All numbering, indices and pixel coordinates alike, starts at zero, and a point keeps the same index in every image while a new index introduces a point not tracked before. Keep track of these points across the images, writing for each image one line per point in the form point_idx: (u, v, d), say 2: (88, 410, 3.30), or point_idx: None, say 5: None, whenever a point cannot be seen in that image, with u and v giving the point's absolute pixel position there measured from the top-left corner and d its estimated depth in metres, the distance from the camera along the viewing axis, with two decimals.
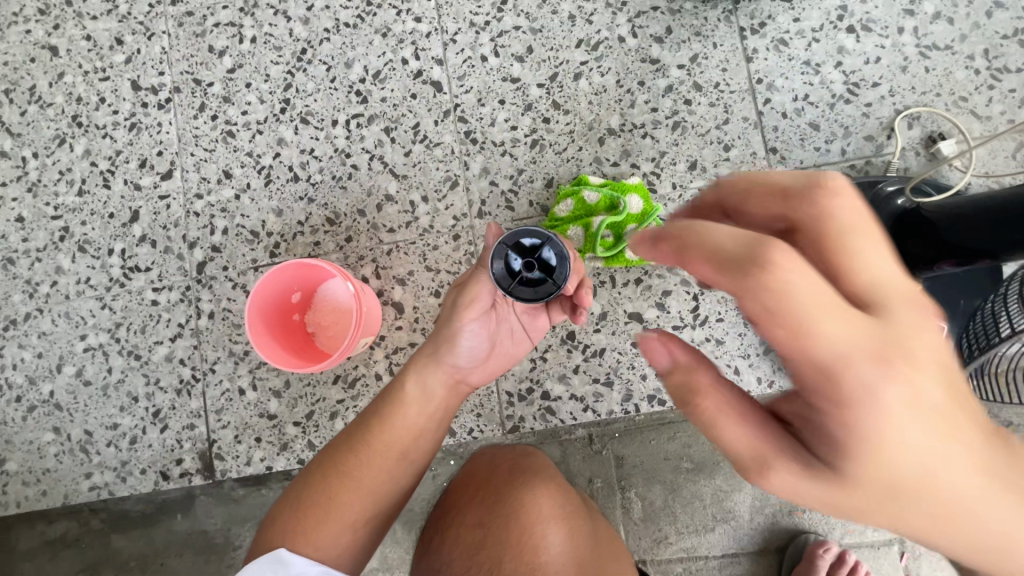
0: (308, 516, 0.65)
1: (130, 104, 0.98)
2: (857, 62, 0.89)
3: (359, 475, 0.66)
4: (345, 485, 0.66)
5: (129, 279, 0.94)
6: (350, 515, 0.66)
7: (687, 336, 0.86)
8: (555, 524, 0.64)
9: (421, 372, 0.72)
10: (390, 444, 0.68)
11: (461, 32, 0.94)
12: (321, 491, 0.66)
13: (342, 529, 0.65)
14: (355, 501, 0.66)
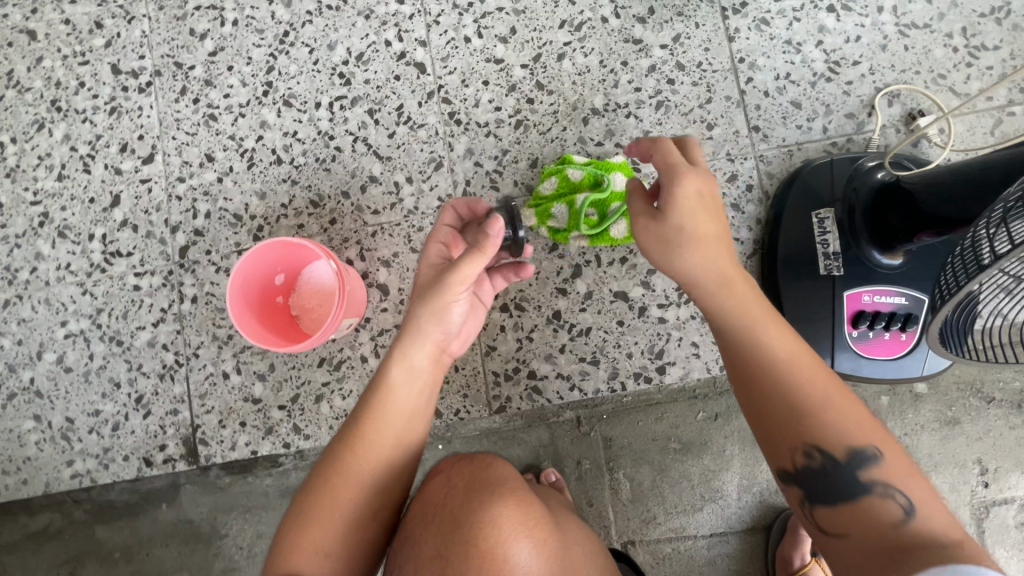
0: (310, 530, 0.62)
1: (111, 88, 0.97)
2: (837, 40, 0.89)
3: (361, 466, 0.66)
4: (346, 487, 0.65)
5: (110, 264, 0.93)
6: (355, 520, 0.64)
7: (672, 313, 0.87)
8: (524, 529, 0.63)
9: (407, 356, 0.72)
10: (386, 433, 0.69)
11: (444, 14, 0.94)
12: (320, 500, 0.64)
13: (348, 538, 0.63)
14: (359, 504, 0.65)
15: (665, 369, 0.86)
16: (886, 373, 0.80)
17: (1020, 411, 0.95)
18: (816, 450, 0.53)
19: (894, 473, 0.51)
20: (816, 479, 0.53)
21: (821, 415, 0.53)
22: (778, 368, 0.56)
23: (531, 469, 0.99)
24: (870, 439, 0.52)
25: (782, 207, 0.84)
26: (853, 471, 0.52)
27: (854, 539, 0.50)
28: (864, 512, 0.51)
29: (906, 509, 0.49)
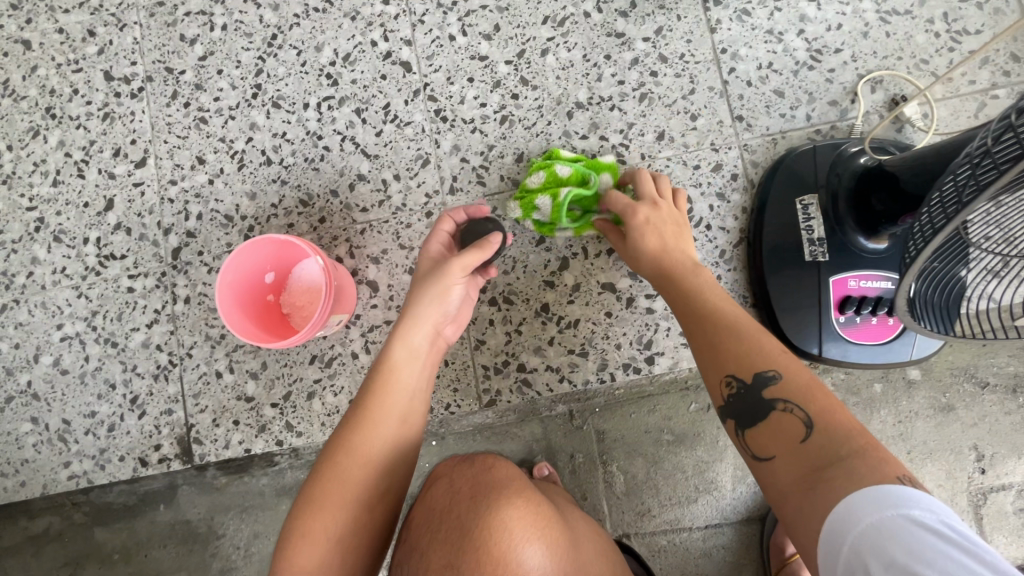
0: (318, 517, 0.62)
1: (104, 95, 0.98)
2: (819, 29, 0.90)
3: (368, 450, 0.67)
4: (354, 472, 0.66)
5: (105, 267, 0.95)
6: (362, 506, 0.65)
7: (660, 304, 0.87)
8: (533, 528, 0.62)
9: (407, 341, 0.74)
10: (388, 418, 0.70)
11: (429, 13, 0.95)
12: (327, 487, 0.64)
13: (357, 524, 0.64)
14: (366, 490, 0.66)
15: (654, 359, 0.86)
16: (875, 359, 0.80)
17: (1014, 396, 0.95)
18: (734, 379, 0.61)
19: (792, 389, 0.56)
20: (739, 403, 0.60)
21: (739, 351, 0.61)
22: (713, 323, 0.65)
23: (525, 464, 0.99)
24: (776, 363, 0.59)
25: (766, 194, 0.84)
26: (759, 390, 0.58)
27: (778, 459, 0.54)
28: (777, 429, 0.56)
29: (807, 422, 0.54)
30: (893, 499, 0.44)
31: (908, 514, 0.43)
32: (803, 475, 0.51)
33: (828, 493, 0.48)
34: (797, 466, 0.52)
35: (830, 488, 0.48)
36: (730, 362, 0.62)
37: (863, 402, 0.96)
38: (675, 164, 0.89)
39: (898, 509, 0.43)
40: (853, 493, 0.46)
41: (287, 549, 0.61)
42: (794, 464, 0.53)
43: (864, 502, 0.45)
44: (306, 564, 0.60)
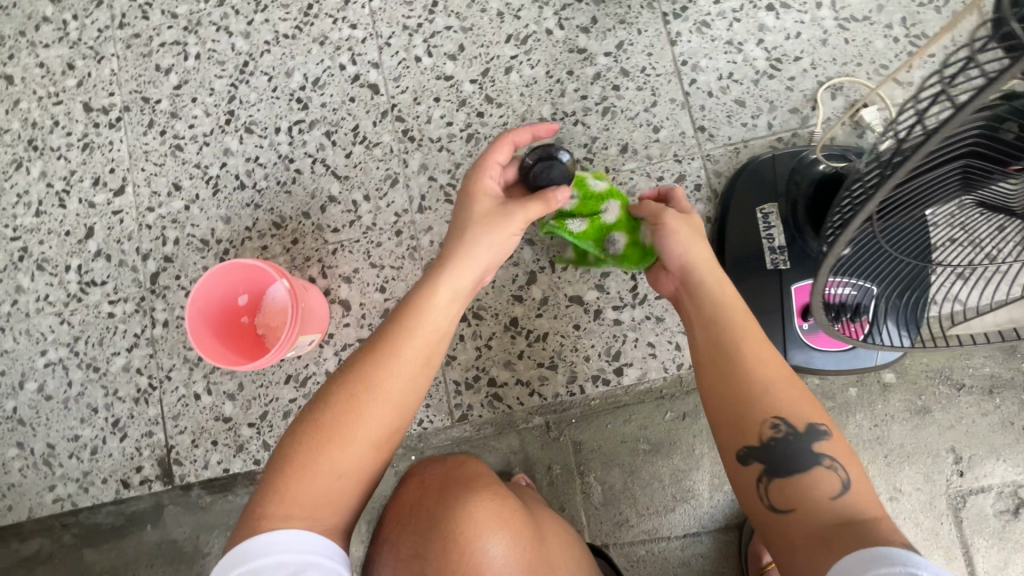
0: (327, 445, 0.61)
1: (83, 125, 1.01)
2: (778, 38, 0.91)
3: (390, 390, 0.65)
4: (371, 406, 0.64)
5: (86, 293, 0.97)
6: (373, 443, 0.63)
7: (628, 315, 0.88)
8: (499, 521, 0.62)
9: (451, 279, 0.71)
10: (413, 357, 0.67)
11: (395, 36, 0.97)
12: (342, 415, 0.63)
13: (363, 461, 0.62)
14: (381, 427, 0.64)
15: (623, 370, 0.87)
16: (839, 365, 0.81)
17: (991, 397, 0.94)
18: (782, 423, 0.62)
19: (837, 449, 0.61)
20: (779, 447, 0.61)
21: (777, 396, 0.63)
22: (764, 359, 0.66)
23: (503, 476, 0.99)
24: (824, 422, 0.63)
25: (727, 205, 0.85)
26: (808, 442, 0.61)
27: (797, 512, 0.58)
28: (808, 482, 0.60)
29: (845, 485, 0.59)
30: (901, 559, 0.49)
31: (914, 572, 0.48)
32: (820, 531, 0.56)
33: (842, 548, 0.53)
34: (813, 522, 0.57)
35: (852, 544, 0.53)
36: (770, 406, 0.63)
37: (838, 406, 0.96)
38: (638, 176, 0.90)
39: (906, 568, 0.48)
40: (864, 550, 0.52)
41: (287, 474, 0.60)
42: (817, 517, 0.57)
43: (875, 557, 0.50)
44: (304, 490, 0.59)
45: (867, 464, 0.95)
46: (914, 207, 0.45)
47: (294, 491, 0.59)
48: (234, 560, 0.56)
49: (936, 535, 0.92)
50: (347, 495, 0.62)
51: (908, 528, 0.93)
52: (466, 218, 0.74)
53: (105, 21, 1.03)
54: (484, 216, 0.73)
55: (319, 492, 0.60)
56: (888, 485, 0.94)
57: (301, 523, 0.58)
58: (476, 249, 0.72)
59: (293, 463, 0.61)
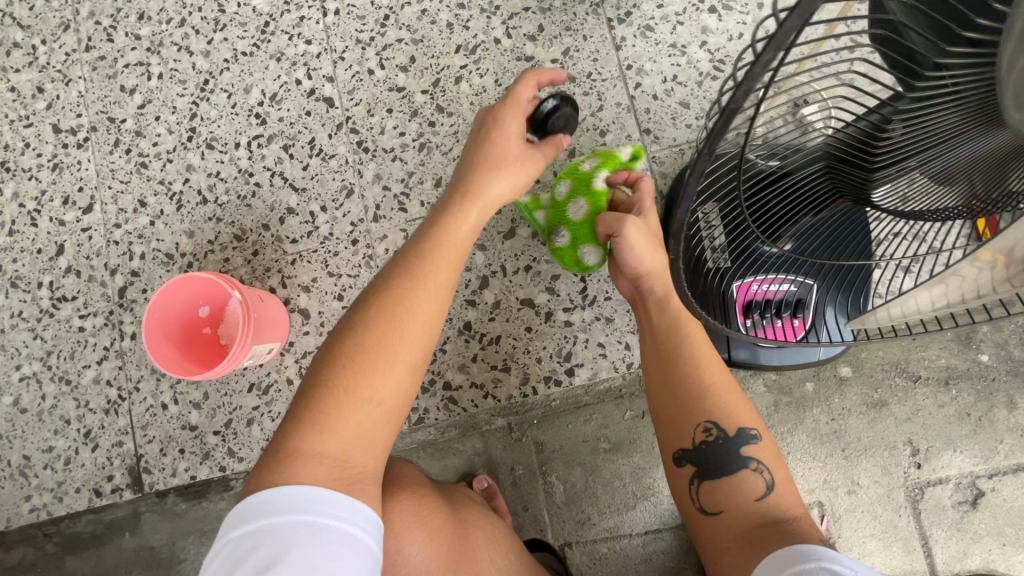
0: (368, 373, 0.59)
1: (52, 147, 1.04)
2: (721, 39, 0.92)
3: (425, 315, 0.64)
4: (408, 333, 0.63)
5: (57, 309, 1.00)
6: (412, 373, 0.63)
7: (578, 316, 0.94)
8: (420, 523, 0.67)
9: (478, 215, 0.73)
10: (445, 284, 0.67)
11: (349, 50, 0.99)
12: (382, 341, 0.61)
13: (402, 386, 0.61)
14: (419, 359, 0.63)
15: (574, 371, 0.94)
16: (785, 360, 0.84)
17: (947, 388, 0.95)
18: (715, 427, 0.65)
19: (765, 452, 0.64)
20: (711, 450, 0.64)
21: (710, 401, 0.66)
22: (697, 363, 0.69)
23: (465, 479, 0.97)
24: (753, 424, 0.65)
25: (670, 206, 0.86)
26: (738, 445, 0.64)
27: (725, 514, 0.62)
28: (736, 485, 0.63)
29: (768, 487, 0.62)
30: (818, 554, 0.53)
31: (829, 566, 0.51)
32: (743, 533, 0.60)
33: (764, 551, 0.57)
34: (738, 524, 0.61)
35: (771, 545, 0.57)
36: (703, 411, 0.66)
37: (795, 401, 0.97)
38: None
39: (821, 562, 0.52)
40: (789, 549, 0.55)
41: (322, 409, 0.58)
42: (741, 518, 0.61)
43: (795, 555, 0.53)
44: (348, 422, 0.58)
45: (825, 457, 0.95)
46: (799, 193, 0.53)
47: (333, 426, 0.57)
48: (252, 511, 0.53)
49: (894, 528, 0.92)
50: (382, 431, 0.61)
51: (867, 520, 0.93)
52: (490, 158, 0.74)
53: (72, 44, 1.06)
54: (509, 159, 0.74)
55: (357, 426, 0.59)
56: (846, 479, 0.94)
57: (336, 464, 0.56)
58: (498, 189, 0.74)
59: (330, 396, 0.58)
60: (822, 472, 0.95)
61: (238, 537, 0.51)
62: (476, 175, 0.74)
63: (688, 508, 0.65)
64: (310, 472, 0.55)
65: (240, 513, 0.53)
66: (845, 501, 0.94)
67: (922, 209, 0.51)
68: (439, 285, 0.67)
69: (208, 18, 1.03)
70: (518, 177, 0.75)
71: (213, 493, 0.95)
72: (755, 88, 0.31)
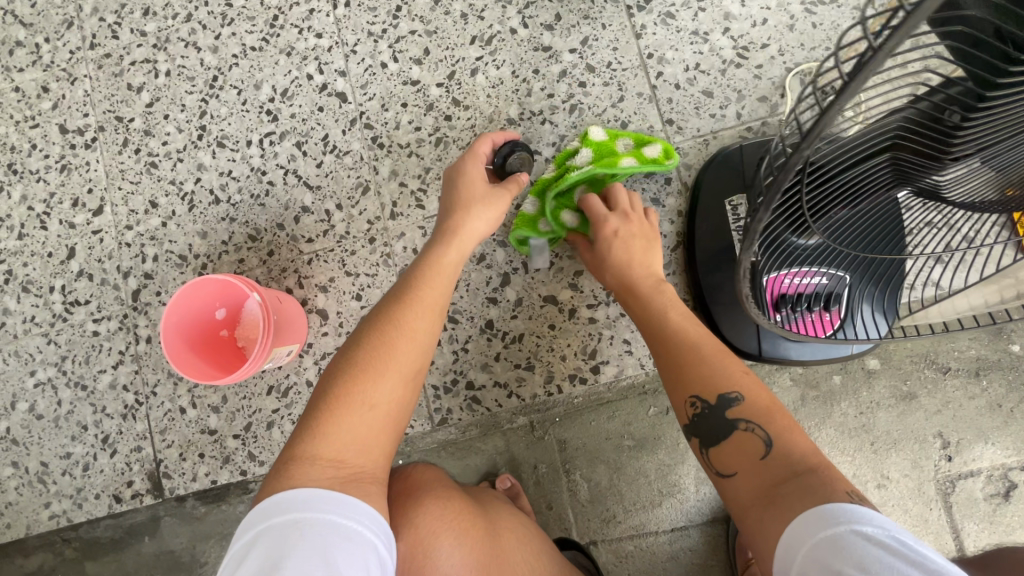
0: (361, 379, 0.61)
1: (60, 147, 1.02)
2: (744, 26, 0.90)
3: (414, 326, 0.66)
4: (401, 343, 0.64)
5: (71, 313, 0.98)
6: (405, 384, 0.63)
7: (602, 313, 0.92)
8: (452, 531, 0.65)
9: (455, 237, 0.74)
10: (434, 302, 0.69)
11: (360, 43, 0.97)
12: (375, 352, 0.63)
13: (395, 394, 0.61)
14: (411, 370, 0.64)
15: (599, 368, 0.92)
16: (817, 354, 0.81)
17: (977, 379, 0.93)
18: (699, 399, 0.63)
19: (752, 409, 0.59)
20: (703, 424, 0.62)
21: (693, 373, 0.64)
22: (671, 342, 0.69)
23: (488, 478, 0.96)
24: (735, 384, 0.62)
25: (697, 196, 0.84)
26: (722, 410, 0.61)
27: (737, 476, 0.57)
28: (733, 448, 0.59)
29: (766, 440, 0.57)
30: (846, 514, 0.47)
31: (859, 529, 0.45)
32: (753, 495, 0.55)
33: (775, 507, 0.51)
34: (747, 486, 0.56)
35: (780, 501, 0.52)
36: (687, 386, 0.64)
37: (822, 395, 0.95)
38: None
39: (850, 525, 0.46)
40: (803, 508, 0.49)
41: (321, 415, 0.59)
42: (751, 481, 0.56)
43: (817, 518, 0.48)
44: (344, 429, 0.58)
45: (854, 451, 0.94)
46: (856, 190, 0.46)
47: (330, 431, 0.58)
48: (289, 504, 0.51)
49: (925, 521, 0.91)
50: (378, 442, 0.60)
51: (897, 514, 0.92)
52: (457, 194, 0.77)
53: (76, 42, 1.03)
54: (475, 196, 0.76)
55: (354, 431, 0.58)
56: (876, 473, 0.93)
57: (332, 464, 0.56)
58: (472, 220, 0.75)
59: (328, 402, 0.59)
60: (851, 467, 0.93)
61: (236, 552, 0.49)
62: (449, 210, 0.77)
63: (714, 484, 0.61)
64: (307, 471, 0.54)
65: (239, 528, 0.51)
66: (874, 496, 0.93)
67: (958, 200, 0.50)
68: (428, 303, 0.69)
69: (215, 12, 1.01)
70: (486, 211, 0.76)
71: (234, 496, 0.94)
72: (890, 57, 0.28)
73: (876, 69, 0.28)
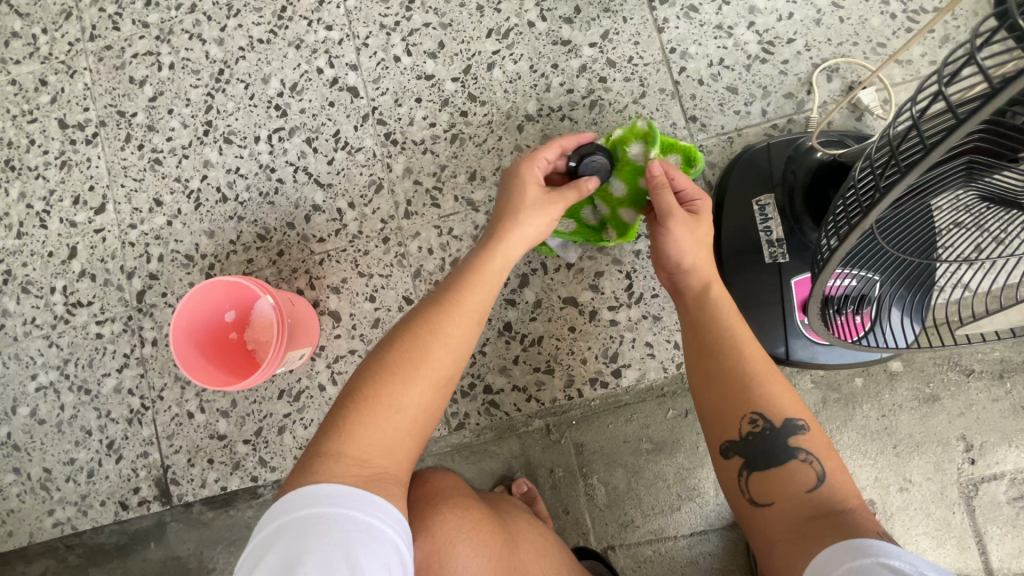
0: (393, 380, 0.58)
1: (59, 143, 0.99)
2: (769, 20, 0.87)
3: (451, 331, 0.63)
4: (436, 349, 0.61)
5: (73, 315, 0.95)
6: (435, 389, 0.60)
7: (623, 315, 0.90)
8: (475, 543, 0.63)
9: (503, 241, 0.70)
10: (470, 307, 0.66)
11: (373, 36, 0.94)
12: (409, 353, 0.60)
13: (424, 399, 0.58)
14: (443, 375, 0.61)
15: (620, 371, 0.90)
16: (844, 357, 0.79)
17: (1001, 381, 0.92)
18: (761, 417, 0.59)
19: (815, 443, 0.58)
20: (757, 442, 0.59)
21: (757, 390, 0.61)
22: (736, 349, 0.64)
23: (504, 482, 0.94)
24: (801, 414, 0.60)
25: (722, 196, 0.82)
26: (785, 436, 0.58)
27: (774, 504, 0.56)
28: (782, 474, 0.57)
29: (820, 476, 0.56)
30: (873, 548, 0.47)
31: (886, 561, 0.45)
32: (794, 526, 0.54)
33: (819, 540, 0.51)
34: (791, 516, 0.55)
35: (828, 534, 0.51)
36: (747, 402, 0.61)
37: (844, 397, 0.93)
38: None
39: (877, 557, 0.46)
40: (841, 542, 0.49)
41: (351, 412, 0.56)
42: (791, 510, 0.55)
43: (845, 550, 0.48)
44: (371, 432, 0.55)
45: (876, 454, 0.92)
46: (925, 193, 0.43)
47: (358, 431, 0.55)
48: (314, 498, 0.49)
49: (948, 525, 0.90)
50: (404, 447, 0.57)
51: (919, 518, 0.91)
52: (511, 196, 0.73)
53: (75, 33, 1.00)
54: (525, 199, 0.72)
55: (381, 433, 0.56)
56: (898, 476, 0.92)
57: (358, 464, 0.53)
58: (522, 224, 0.71)
59: (357, 401, 0.57)
60: (873, 470, 0.92)
61: (257, 543, 0.48)
62: (500, 213, 0.73)
63: (736, 502, 0.60)
64: (333, 468, 0.52)
65: (263, 516, 0.49)
66: (897, 500, 0.91)
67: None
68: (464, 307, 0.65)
69: (221, 3, 0.97)
70: (539, 216, 0.71)
71: (242, 501, 0.92)
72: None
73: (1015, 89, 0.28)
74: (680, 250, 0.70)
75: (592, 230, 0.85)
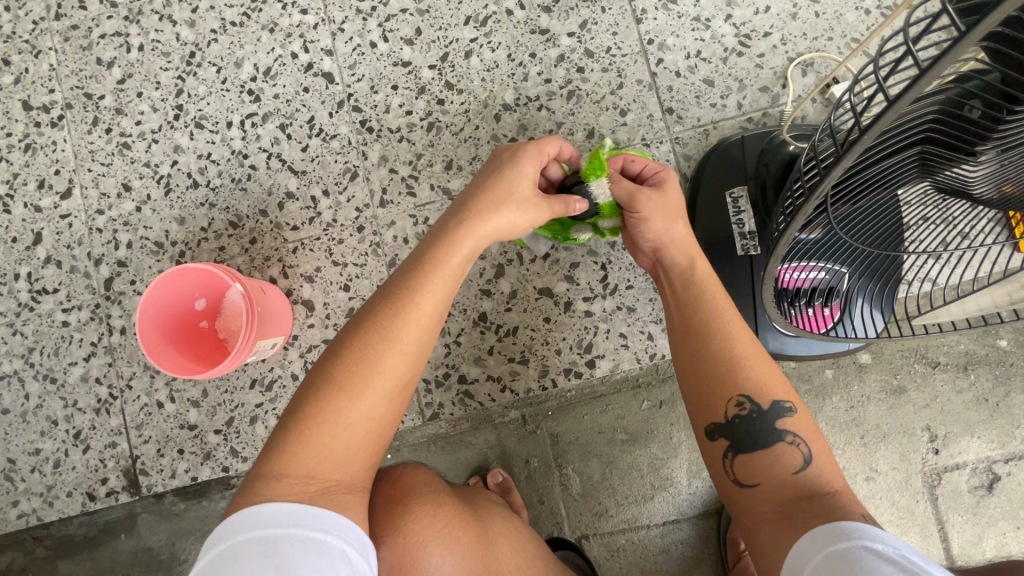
0: (337, 396, 0.55)
1: (23, 126, 0.96)
2: (746, 13, 0.87)
3: (403, 335, 0.60)
4: (386, 357, 0.58)
5: (38, 302, 0.93)
6: (388, 398, 0.58)
7: (598, 306, 0.91)
8: (450, 540, 0.63)
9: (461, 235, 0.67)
10: (428, 311, 0.62)
11: (349, 20, 0.92)
12: (354, 366, 0.57)
13: (374, 409, 0.57)
14: (395, 381, 0.58)
15: (595, 362, 0.90)
16: (813, 350, 0.79)
17: (965, 373, 0.94)
18: (749, 400, 0.60)
19: (803, 425, 0.59)
20: (744, 425, 0.59)
21: (743, 374, 0.61)
22: (722, 333, 0.64)
23: (479, 472, 0.93)
24: (788, 397, 0.60)
25: (696, 190, 0.83)
26: (772, 418, 0.59)
27: (760, 486, 0.57)
28: (770, 457, 0.58)
29: (806, 459, 0.57)
30: (856, 531, 0.47)
31: (870, 545, 0.46)
32: (780, 505, 0.54)
33: (805, 521, 0.51)
34: (776, 497, 0.55)
35: (812, 516, 0.51)
36: (734, 385, 0.61)
37: (814, 389, 0.95)
38: None
39: (860, 541, 0.46)
40: (823, 525, 0.50)
41: (295, 433, 0.54)
42: (776, 493, 0.55)
43: (827, 533, 0.48)
44: (316, 450, 0.54)
45: (844, 445, 0.94)
46: (879, 184, 0.44)
47: (304, 449, 0.53)
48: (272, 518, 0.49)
49: (912, 513, 0.92)
50: (358, 459, 0.56)
51: (884, 506, 0.93)
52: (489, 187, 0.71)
53: (40, 12, 0.96)
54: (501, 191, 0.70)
55: (329, 449, 0.54)
56: (865, 466, 0.94)
57: (305, 479, 0.52)
58: (494, 220, 0.69)
59: (300, 418, 0.55)
60: (841, 460, 0.94)
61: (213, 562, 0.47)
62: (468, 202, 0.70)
63: (721, 484, 0.60)
64: (276, 489, 0.51)
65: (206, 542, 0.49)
66: (862, 488, 0.93)
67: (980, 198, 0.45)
68: (419, 310, 0.62)
69: None
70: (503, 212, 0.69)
71: (215, 492, 0.90)
72: (958, 58, 0.27)
73: (934, 78, 0.28)
74: (653, 234, 0.71)
75: (560, 226, 0.83)
